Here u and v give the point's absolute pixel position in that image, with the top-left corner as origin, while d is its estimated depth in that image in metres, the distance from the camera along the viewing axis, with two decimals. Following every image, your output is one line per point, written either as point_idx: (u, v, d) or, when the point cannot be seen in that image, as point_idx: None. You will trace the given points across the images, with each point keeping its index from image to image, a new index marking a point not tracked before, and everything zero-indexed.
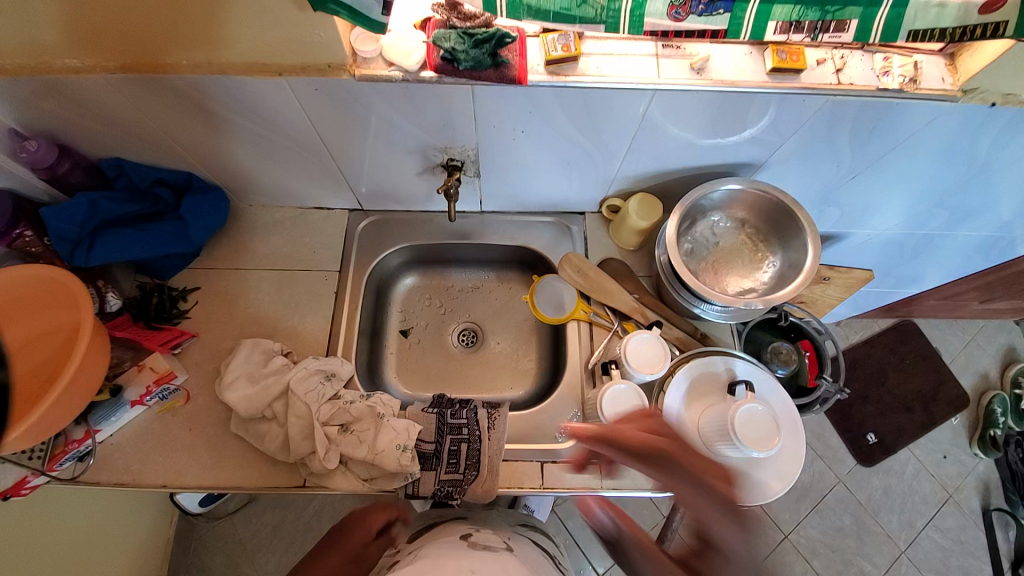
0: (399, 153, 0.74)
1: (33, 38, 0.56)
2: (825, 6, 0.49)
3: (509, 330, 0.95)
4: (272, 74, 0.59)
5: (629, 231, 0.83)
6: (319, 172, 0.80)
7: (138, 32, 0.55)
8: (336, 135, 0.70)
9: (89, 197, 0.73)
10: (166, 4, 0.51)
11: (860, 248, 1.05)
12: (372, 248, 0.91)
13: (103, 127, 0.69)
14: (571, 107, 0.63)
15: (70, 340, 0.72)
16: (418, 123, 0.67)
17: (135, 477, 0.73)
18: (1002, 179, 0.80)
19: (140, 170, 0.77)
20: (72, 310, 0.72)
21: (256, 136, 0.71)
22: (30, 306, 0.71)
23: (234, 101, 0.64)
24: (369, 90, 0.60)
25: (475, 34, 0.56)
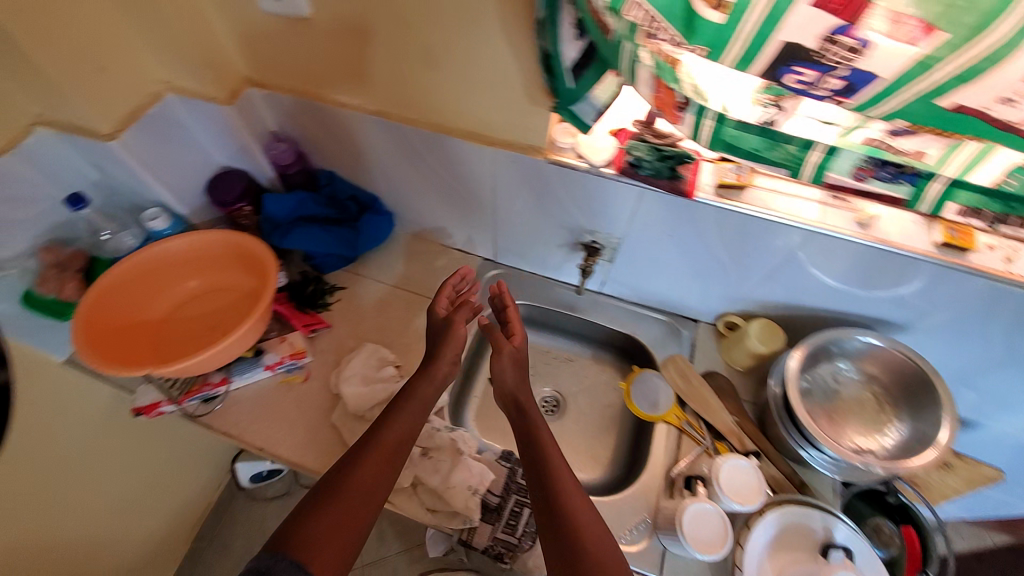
0: (552, 225, 0.83)
1: (327, 77, 0.74)
2: (1010, 203, 0.52)
3: (590, 410, 0.96)
4: (488, 142, 0.72)
5: (743, 352, 0.84)
6: (476, 222, 0.91)
7: (402, 90, 0.71)
8: (507, 199, 0.81)
9: (299, 196, 0.91)
10: (433, 74, 0.66)
11: (999, 447, 0.94)
12: (493, 296, 0.98)
13: (335, 147, 0.87)
14: (727, 227, 0.69)
15: (242, 300, 0.86)
16: (580, 207, 0.76)
17: (240, 432, 0.82)
18: None
19: (341, 184, 0.94)
20: (252, 276, 0.87)
21: (443, 183, 0.84)
22: (224, 264, 0.87)
23: (442, 154, 0.77)
24: (556, 172, 0.71)
25: (663, 150, 0.64)
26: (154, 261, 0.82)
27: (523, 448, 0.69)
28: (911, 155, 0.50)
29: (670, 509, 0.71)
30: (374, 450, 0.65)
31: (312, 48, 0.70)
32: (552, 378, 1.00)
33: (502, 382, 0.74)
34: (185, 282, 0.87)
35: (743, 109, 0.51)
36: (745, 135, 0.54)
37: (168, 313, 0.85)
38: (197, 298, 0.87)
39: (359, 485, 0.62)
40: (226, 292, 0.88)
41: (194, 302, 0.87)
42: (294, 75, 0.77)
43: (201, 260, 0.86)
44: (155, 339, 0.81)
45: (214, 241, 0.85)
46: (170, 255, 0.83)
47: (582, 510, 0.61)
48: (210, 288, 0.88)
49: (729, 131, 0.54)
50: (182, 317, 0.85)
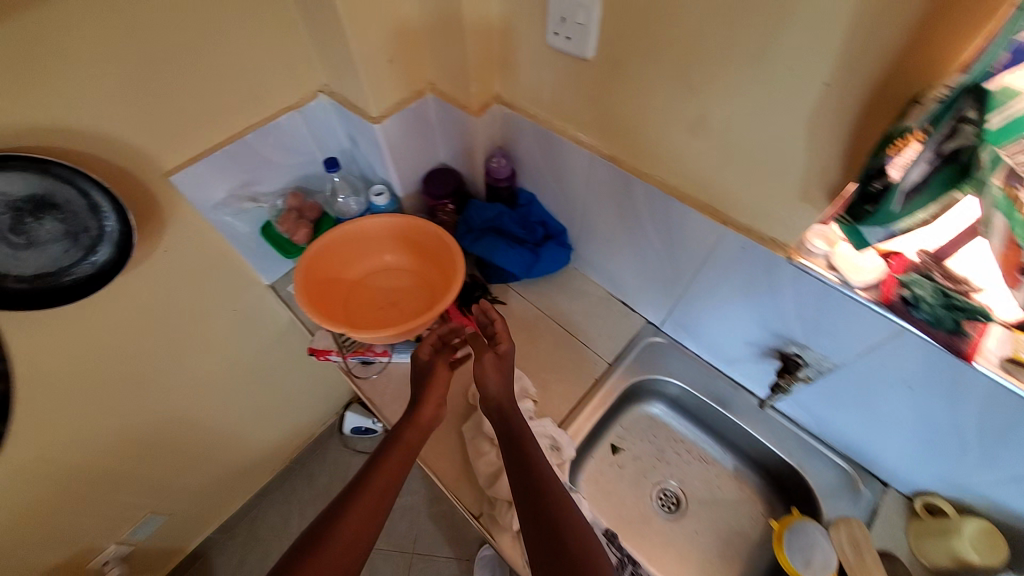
0: (752, 321, 0.75)
1: (574, 110, 0.74)
2: None
3: (714, 525, 0.85)
4: (719, 220, 0.67)
5: (943, 549, 0.67)
6: (659, 286, 0.85)
7: (648, 146, 0.68)
8: (711, 280, 0.75)
9: (499, 209, 0.95)
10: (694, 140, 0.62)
11: None
12: (646, 364, 0.91)
13: (548, 173, 0.88)
14: (999, 407, 0.56)
15: (425, 290, 0.93)
16: (800, 316, 0.67)
17: (381, 404, 0.87)
18: None
19: (538, 208, 0.96)
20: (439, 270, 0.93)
21: (643, 239, 0.80)
22: (419, 251, 0.94)
23: (659, 213, 0.73)
24: (795, 276, 0.64)
25: (955, 299, 0.52)
26: (368, 232, 0.92)
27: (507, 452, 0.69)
28: None
29: None
30: (353, 504, 0.62)
31: (574, 85, 0.71)
32: (680, 473, 0.90)
33: (486, 392, 0.75)
34: (386, 254, 0.96)
35: None
36: None
37: (364, 277, 0.94)
38: (389, 271, 0.95)
39: (347, 537, 0.58)
40: (414, 276, 0.95)
41: (386, 273, 0.95)
42: (541, 102, 0.79)
43: (404, 240, 0.94)
44: (348, 297, 0.91)
45: (419, 228, 0.91)
46: (383, 228, 0.92)
47: (581, 525, 0.60)
48: (400, 267, 0.96)
49: None
50: (373, 285, 0.94)
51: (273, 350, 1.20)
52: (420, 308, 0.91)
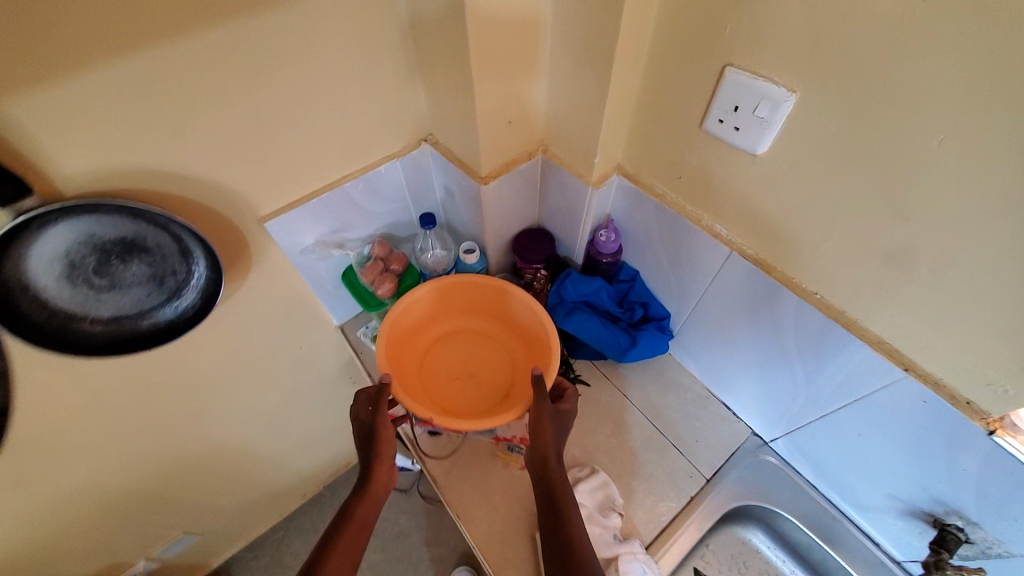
0: (905, 476, 0.63)
1: (717, 204, 0.65)
2: None
3: None
4: (895, 363, 0.55)
5: None
6: (779, 403, 0.75)
7: (814, 262, 0.58)
8: (861, 421, 0.63)
9: (598, 284, 0.86)
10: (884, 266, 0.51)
11: None
12: (748, 485, 0.80)
13: (663, 257, 0.78)
14: None
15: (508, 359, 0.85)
16: (982, 494, 0.55)
17: (447, 486, 0.80)
18: None
19: (642, 288, 0.86)
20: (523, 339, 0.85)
21: (775, 353, 0.70)
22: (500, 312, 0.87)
23: (809, 335, 0.63)
24: (992, 453, 0.52)
25: None
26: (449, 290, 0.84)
27: (541, 506, 0.64)
28: None
29: None
30: None
31: (725, 178, 0.61)
32: None
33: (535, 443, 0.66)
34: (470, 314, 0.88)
35: None
36: None
37: (443, 335, 0.88)
38: (470, 333, 0.88)
39: None
40: (497, 343, 0.87)
41: (467, 335, 0.88)
42: (675, 185, 0.69)
43: (493, 303, 0.86)
44: (425, 357, 0.85)
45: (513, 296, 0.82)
46: (473, 288, 0.84)
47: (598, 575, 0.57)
48: (478, 330, 0.89)
49: None
50: (452, 346, 0.87)
51: (328, 385, 1.15)
52: (500, 384, 0.83)
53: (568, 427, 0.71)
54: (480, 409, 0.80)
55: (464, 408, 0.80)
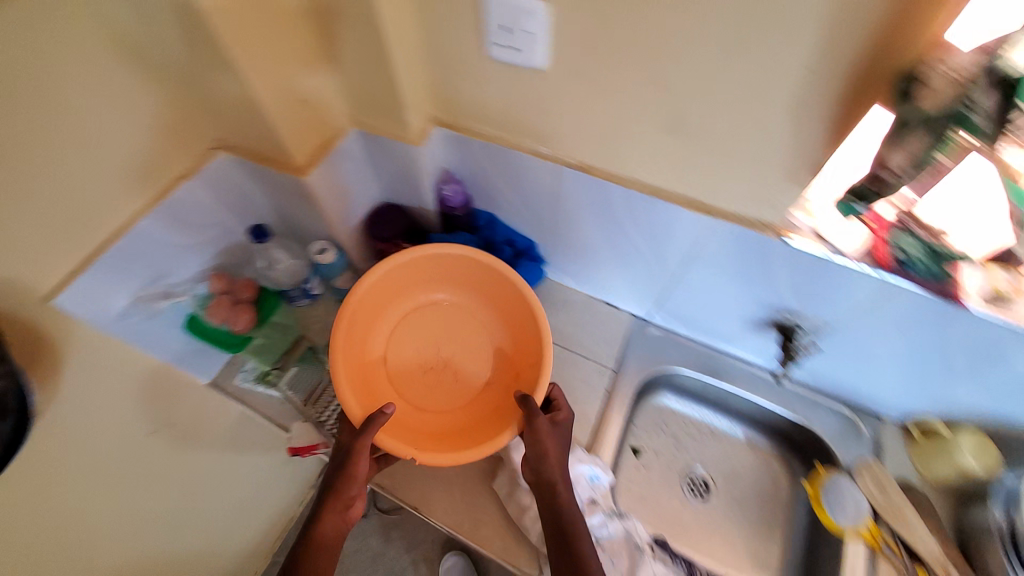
0: (746, 300, 0.76)
1: (531, 126, 0.68)
2: None
3: (745, 498, 0.87)
4: (705, 213, 0.65)
5: (949, 465, 0.73)
6: (644, 283, 0.84)
7: (623, 151, 0.64)
8: (702, 269, 0.75)
9: (462, 237, 0.86)
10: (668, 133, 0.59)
11: None
12: (647, 360, 0.90)
13: (507, 191, 0.81)
14: (982, 338, 0.60)
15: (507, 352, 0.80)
16: (793, 288, 0.69)
17: (394, 483, 0.77)
18: None
19: (502, 227, 0.88)
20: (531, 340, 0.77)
21: (624, 241, 0.78)
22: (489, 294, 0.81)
23: (642, 216, 0.71)
24: (789, 253, 0.64)
25: (941, 252, 0.55)
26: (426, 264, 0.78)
27: (547, 521, 0.66)
28: None
29: None
30: None
31: (529, 97, 0.64)
32: (702, 454, 0.91)
33: (535, 464, 0.66)
34: (440, 288, 0.83)
35: None
36: None
37: (406, 315, 0.83)
38: (427, 303, 0.84)
39: None
40: (488, 334, 0.82)
41: (430, 309, 0.84)
42: (490, 119, 0.71)
43: (481, 287, 0.80)
44: (390, 346, 0.81)
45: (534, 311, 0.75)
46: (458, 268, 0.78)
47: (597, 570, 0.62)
48: (457, 304, 0.84)
49: None
50: (411, 323, 0.83)
51: None
52: (462, 358, 0.81)
53: (568, 438, 0.71)
54: (458, 395, 0.79)
55: (442, 402, 0.78)
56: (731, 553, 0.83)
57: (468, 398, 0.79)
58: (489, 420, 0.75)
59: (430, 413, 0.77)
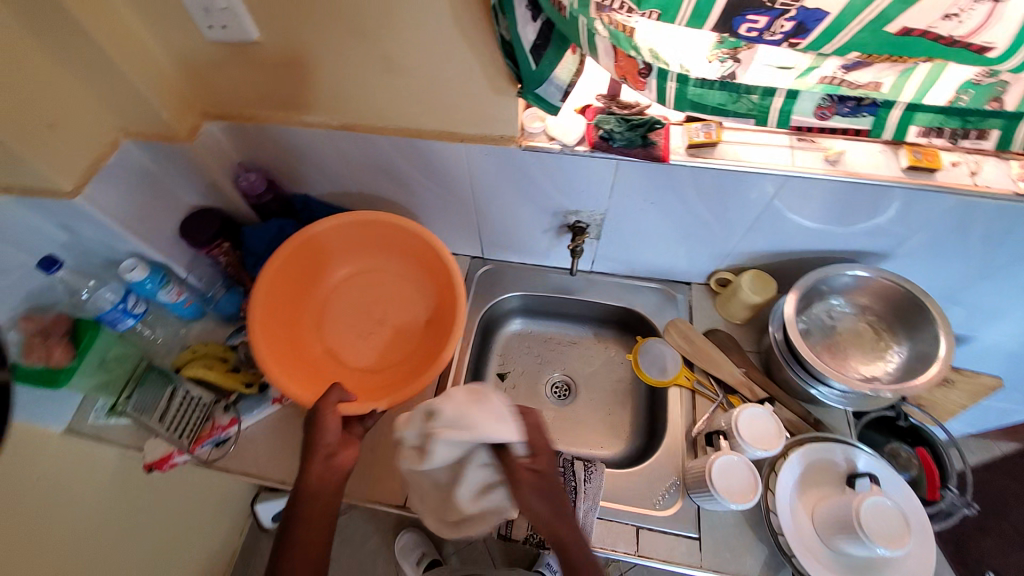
0: (537, 212, 0.84)
1: (284, 98, 0.73)
2: (967, 118, 0.52)
3: (602, 387, 0.97)
4: (456, 140, 0.72)
5: (739, 305, 0.85)
6: (456, 221, 0.91)
7: (367, 102, 0.70)
8: (488, 194, 0.82)
9: (280, 223, 0.89)
10: (387, 74, 0.65)
11: (989, 357, 0.98)
12: (488, 292, 0.98)
13: (303, 167, 0.85)
14: (703, 186, 0.70)
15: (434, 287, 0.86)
16: (559, 189, 0.77)
17: (261, 468, 0.81)
18: None
19: (319, 205, 0.92)
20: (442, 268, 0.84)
21: (418, 187, 0.84)
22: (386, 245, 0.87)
23: (415, 158, 0.77)
24: (534, 159, 0.72)
25: (631, 120, 0.66)
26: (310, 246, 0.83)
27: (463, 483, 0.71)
28: (867, 87, 0.52)
29: (697, 468, 0.72)
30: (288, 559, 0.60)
31: (267, 72, 0.69)
32: (561, 362, 1.00)
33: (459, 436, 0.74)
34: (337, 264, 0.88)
35: (701, 67, 0.53)
36: (709, 93, 0.55)
37: (326, 299, 0.88)
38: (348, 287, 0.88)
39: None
40: (412, 282, 0.88)
41: (344, 289, 0.89)
42: (249, 101, 0.75)
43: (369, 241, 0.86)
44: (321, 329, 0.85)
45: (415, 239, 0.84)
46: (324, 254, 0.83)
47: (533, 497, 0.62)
48: (359, 270, 0.90)
49: (691, 90, 0.55)
50: (333, 303, 0.88)
51: None
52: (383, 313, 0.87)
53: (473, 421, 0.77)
54: (398, 342, 0.85)
55: (387, 355, 0.84)
56: (595, 435, 0.93)
57: (408, 338, 0.85)
58: (431, 349, 0.82)
59: (379, 368, 0.83)
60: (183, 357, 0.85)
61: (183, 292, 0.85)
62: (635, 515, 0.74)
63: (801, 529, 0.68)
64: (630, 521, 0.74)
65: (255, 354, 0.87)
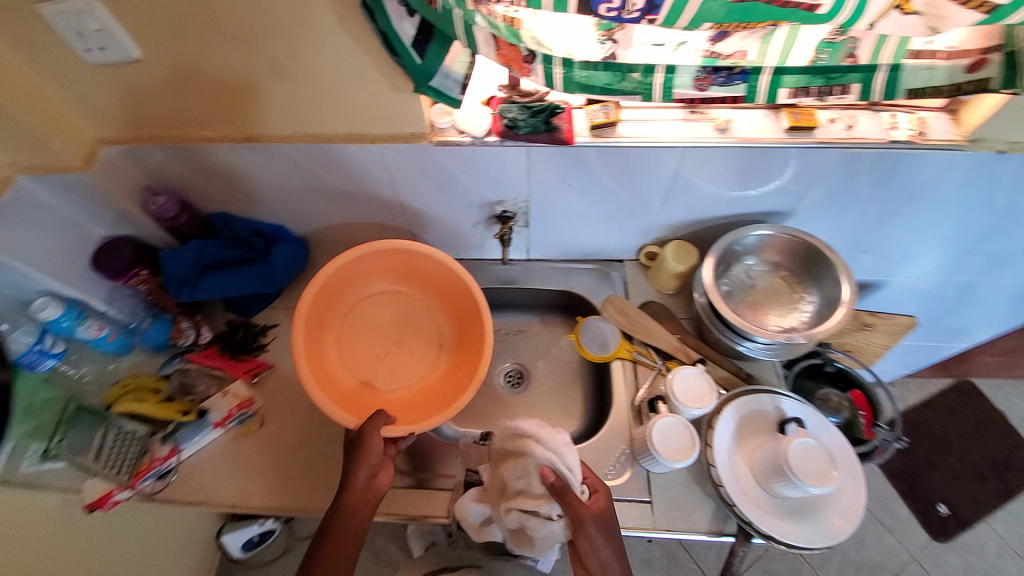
0: (464, 207, 0.85)
1: (185, 115, 0.71)
2: (829, 75, 0.56)
3: (552, 371, 0.99)
4: (367, 141, 0.73)
5: (667, 275, 0.89)
6: (386, 223, 0.91)
7: (271, 111, 0.70)
8: (412, 193, 0.82)
9: (199, 244, 0.86)
10: (285, 81, 0.65)
11: (902, 298, 1.06)
12: None
13: (220, 185, 0.83)
14: (611, 164, 0.73)
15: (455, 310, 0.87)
16: (479, 181, 0.79)
17: (208, 495, 0.79)
18: None
19: (243, 222, 0.90)
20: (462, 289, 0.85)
21: (342, 193, 0.84)
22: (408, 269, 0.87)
23: (331, 164, 0.77)
24: (447, 153, 0.73)
25: (532, 107, 0.68)
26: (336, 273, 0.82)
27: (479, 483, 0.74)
28: (736, 56, 0.55)
29: (639, 434, 0.75)
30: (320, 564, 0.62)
31: (161, 90, 0.67)
32: (510, 351, 1.01)
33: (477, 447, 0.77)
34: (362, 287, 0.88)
35: (584, 47, 0.54)
36: (595, 74, 0.58)
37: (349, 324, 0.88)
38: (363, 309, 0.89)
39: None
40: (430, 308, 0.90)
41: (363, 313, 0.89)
42: (147, 122, 0.73)
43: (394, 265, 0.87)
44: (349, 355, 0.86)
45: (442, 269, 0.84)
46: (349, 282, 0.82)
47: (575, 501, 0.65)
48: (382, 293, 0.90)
49: (578, 74, 0.57)
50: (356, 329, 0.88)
51: None
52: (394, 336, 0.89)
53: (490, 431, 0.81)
54: (428, 371, 0.87)
55: (411, 377, 0.86)
56: (549, 417, 0.95)
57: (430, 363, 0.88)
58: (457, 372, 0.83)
59: (413, 397, 0.84)
60: (113, 393, 0.82)
61: (104, 326, 0.82)
62: None
63: (739, 478, 0.72)
64: None
65: (189, 381, 0.85)
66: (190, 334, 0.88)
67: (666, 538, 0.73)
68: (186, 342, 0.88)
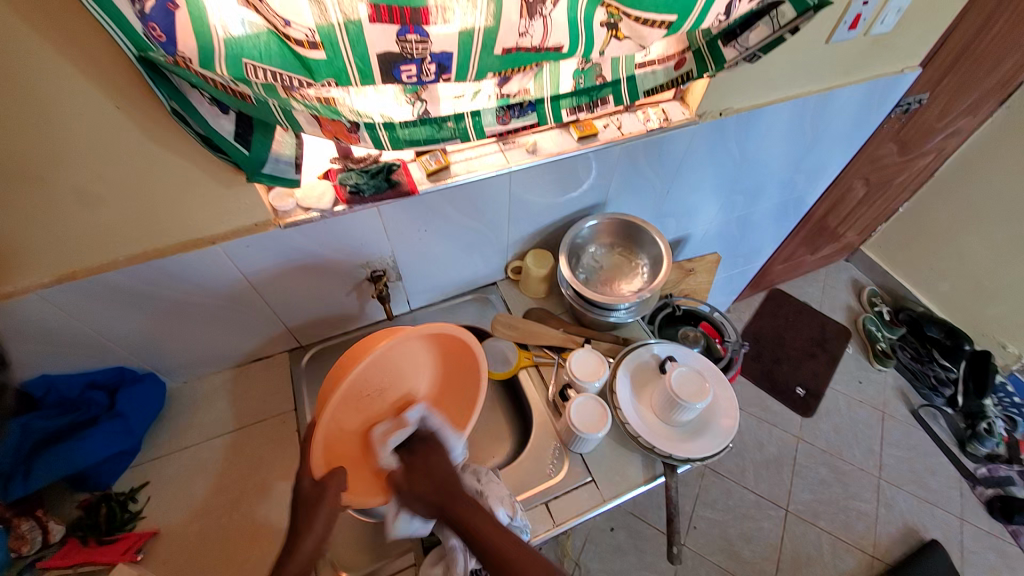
0: (331, 279, 0.86)
1: None
2: (590, 93, 0.74)
3: None
4: (208, 244, 0.70)
5: (535, 281, 1.01)
6: (252, 321, 0.86)
7: (81, 241, 0.63)
8: (273, 281, 0.80)
9: (19, 420, 0.70)
10: (93, 206, 0.60)
11: (707, 241, 1.35)
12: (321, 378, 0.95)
13: (25, 344, 0.70)
14: (456, 201, 0.82)
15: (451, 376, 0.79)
16: (338, 250, 0.80)
17: None
18: (764, 161, 1.14)
19: (64, 379, 0.76)
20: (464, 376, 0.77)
21: (187, 305, 0.77)
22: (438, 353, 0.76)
23: (170, 279, 0.71)
24: (296, 233, 0.74)
25: (369, 170, 0.74)
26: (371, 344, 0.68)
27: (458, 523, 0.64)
28: (521, 93, 0.69)
29: (563, 424, 0.82)
30: None
31: None
32: None
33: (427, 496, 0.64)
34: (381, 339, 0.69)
35: (398, 111, 0.63)
36: (415, 130, 0.66)
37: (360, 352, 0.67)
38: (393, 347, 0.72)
39: None
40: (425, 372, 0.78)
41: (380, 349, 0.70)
42: None
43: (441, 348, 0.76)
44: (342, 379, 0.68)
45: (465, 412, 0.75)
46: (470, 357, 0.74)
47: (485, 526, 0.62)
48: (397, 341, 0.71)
49: (401, 132, 0.65)
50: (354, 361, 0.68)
51: None
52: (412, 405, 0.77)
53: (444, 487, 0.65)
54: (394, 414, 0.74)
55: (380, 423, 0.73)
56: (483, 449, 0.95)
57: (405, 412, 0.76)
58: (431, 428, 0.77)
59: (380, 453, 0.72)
60: None
61: None
62: (539, 494, 0.79)
63: (648, 423, 0.84)
64: (537, 502, 0.79)
65: None
66: (37, 536, 0.68)
67: (616, 505, 0.80)
68: (33, 549, 0.68)
